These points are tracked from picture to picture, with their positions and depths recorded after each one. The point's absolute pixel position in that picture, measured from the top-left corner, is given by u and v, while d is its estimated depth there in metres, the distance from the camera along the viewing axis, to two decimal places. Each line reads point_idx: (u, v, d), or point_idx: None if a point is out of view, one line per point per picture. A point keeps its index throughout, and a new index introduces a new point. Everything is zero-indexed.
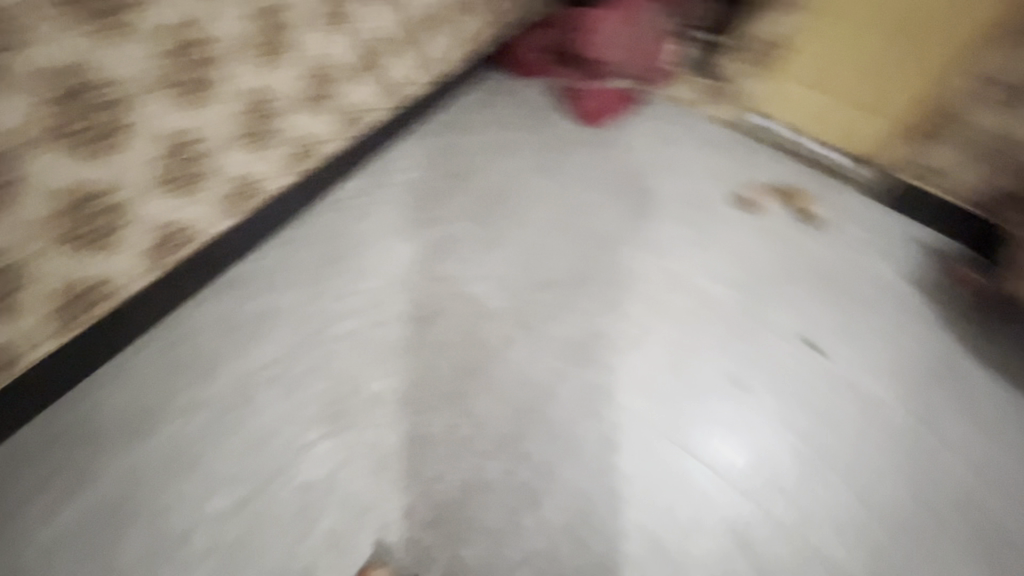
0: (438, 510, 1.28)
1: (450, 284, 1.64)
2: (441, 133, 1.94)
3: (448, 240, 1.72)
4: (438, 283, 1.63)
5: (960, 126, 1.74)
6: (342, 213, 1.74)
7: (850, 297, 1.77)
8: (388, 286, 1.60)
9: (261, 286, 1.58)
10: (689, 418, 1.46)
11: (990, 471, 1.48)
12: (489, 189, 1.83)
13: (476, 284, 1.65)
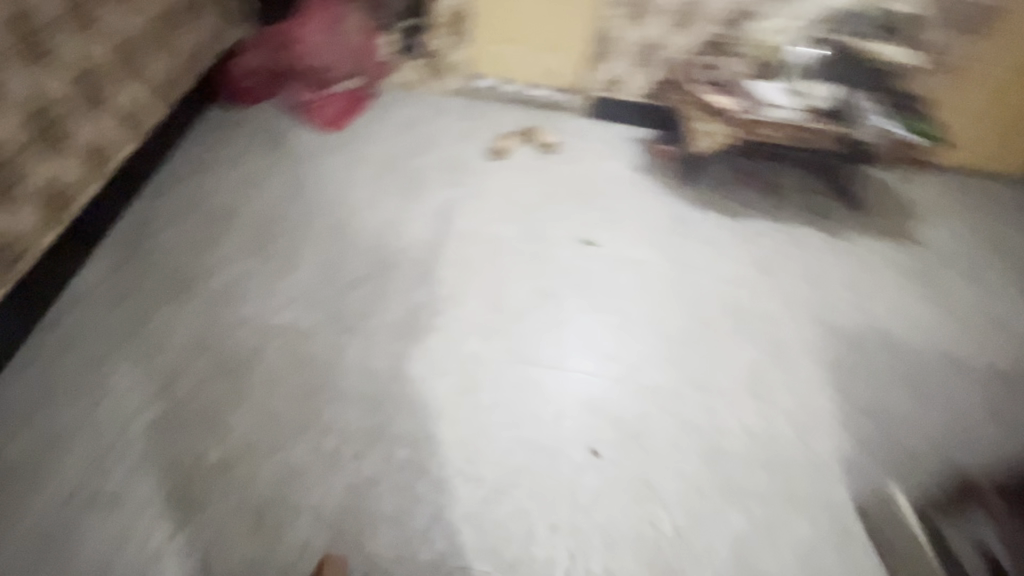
0: (339, 517, 1.25)
1: (268, 313, 1.58)
2: (200, 194, 1.86)
3: (240, 276, 1.66)
4: (258, 311, 1.59)
5: (617, 45, 2.38)
6: (102, 292, 1.58)
7: (595, 197, 2.21)
8: (187, 347, 1.49)
9: (42, 401, 1.35)
10: (520, 336, 1.67)
11: (728, 274, 1.98)
12: (269, 220, 1.83)
13: (288, 306, 1.61)
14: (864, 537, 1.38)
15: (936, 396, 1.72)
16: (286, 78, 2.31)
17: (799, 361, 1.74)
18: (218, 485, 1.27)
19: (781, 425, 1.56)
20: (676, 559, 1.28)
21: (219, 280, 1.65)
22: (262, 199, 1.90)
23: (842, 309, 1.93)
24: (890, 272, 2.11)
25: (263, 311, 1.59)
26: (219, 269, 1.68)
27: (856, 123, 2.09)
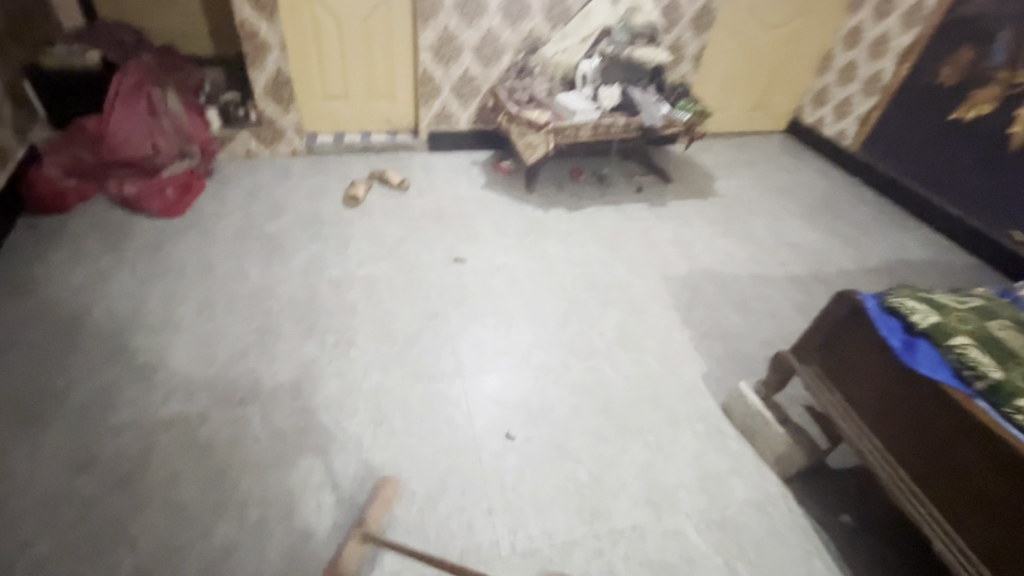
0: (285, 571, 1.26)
1: (150, 404, 1.53)
2: (41, 309, 1.77)
3: (108, 376, 1.59)
4: (135, 403, 1.53)
5: (435, 84, 2.72)
6: None
7: (452, 222, 2.44)
8: (59, 465, 1.38)
9: None
10: (416, 357, 1.78)
11: (580, 258, 2.31)
12: (128, 311, 1.80)
13: (172, 394, 1.57)
14: (734, 431, 1.67)
15: (756, 307, 2.16)
16: (114, 167, 2.28)
17: (652, 312, 2.08)
18: None
19: (652, 365, 1.85)
20: (599, 500, 1.46)
21: (84, 385, 1.56)
22: (115, 297, 1.84)
23: (673, 261, 2.36)
24: (698, 222, 2.66)
25: (144, 403, 1.53)
26: (82, 376, 1.59)
27: (646, 114, 2.49)
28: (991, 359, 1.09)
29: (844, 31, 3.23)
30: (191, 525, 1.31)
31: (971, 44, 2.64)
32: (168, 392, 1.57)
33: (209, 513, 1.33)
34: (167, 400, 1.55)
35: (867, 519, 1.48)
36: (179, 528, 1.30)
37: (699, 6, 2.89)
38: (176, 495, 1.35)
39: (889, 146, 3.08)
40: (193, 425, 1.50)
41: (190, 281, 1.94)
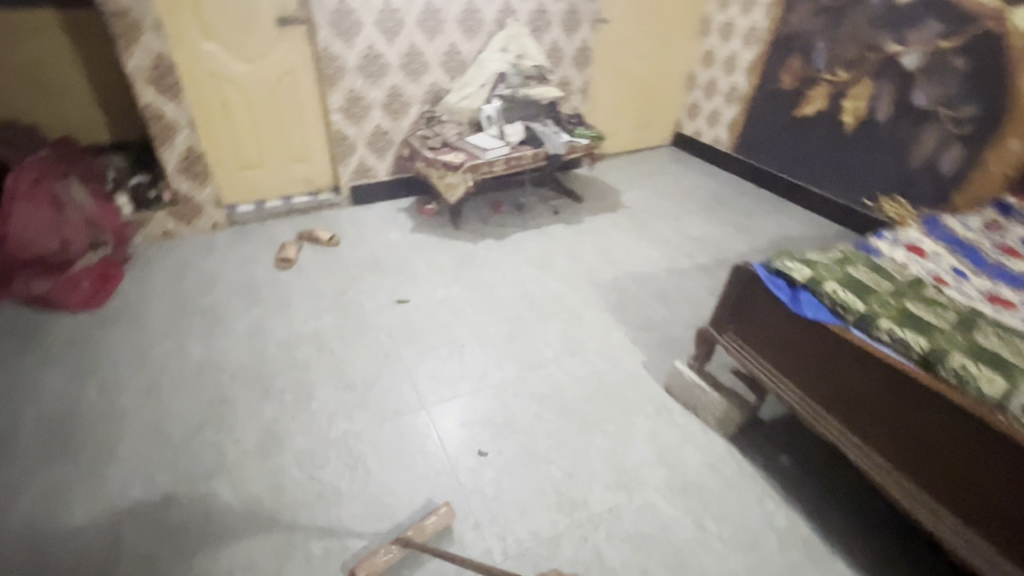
0: None
1: (106, 500, 1.49)
2: None
3: (52, 483, 1.52)
4: (90, 503, 1.48)
5: (350, 142, 2.85)
6: None
7: (389, 267, 2.53)
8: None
9: None
10: (378, 398, 1.83)
11: (515, 281, 2.47)
12: (62, 413, 1.73)
13: (130, 485, 1.52)
14: (679, 405, 1.86)
15: (676, 297, 2.42)
16: (22, 269, 2.17)
17: (588, 317, 2.28)
18: None
19: (597, 364, 2.03)
20: (574, 492, 1.56)
21: (27, 497, 1.49)
22: (44, 401, 1.76)
23: (598, 269, 2.59)
24: (614, 232, 2.93)
25: (99, 500, 1.49)
26: (21, 489, 1.51)
27: (549, 144, 2.76)
28: (854, 296, 1.35)
29: (700, 55, 3.78)
30: None
31: (797, 54, 3.19)
32: (124, 484, 1.52)
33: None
34: (125, 492, 1.50)
35: (803, 456, 1.69)
36: None
37: (577, 47, 3.28)
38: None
39: (754, 145, 3.58)
40: (158, 509, 1.46)
41: (127, 368, 1.89)
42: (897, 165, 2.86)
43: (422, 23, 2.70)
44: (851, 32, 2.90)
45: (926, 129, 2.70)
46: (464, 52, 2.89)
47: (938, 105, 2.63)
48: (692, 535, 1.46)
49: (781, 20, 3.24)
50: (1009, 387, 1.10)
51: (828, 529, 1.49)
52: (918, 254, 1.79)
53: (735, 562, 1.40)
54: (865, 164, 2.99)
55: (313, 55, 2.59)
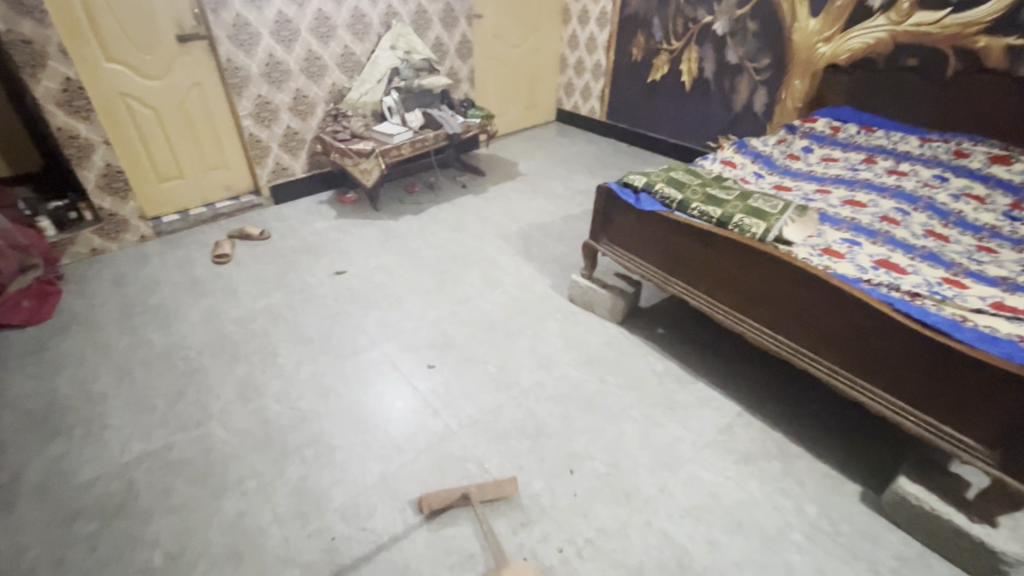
0: (296, 503, 1.57)
1: (113, 454, 1.70)
2: None
3: (53, 454, 1.70)
4: (96, 459, 1.69)
5: (263, 145, 3.10)
6: None
7: (322, 248, 2.83)
8: (47, 525, 1.51)
9: None
10: (335, 345, 2.16)
11: (437, 243, 2.88)
12: (43, 403, 1.89)
13: (130, 440, 1.75)
14: (579, 308, 2.37)
15: (571, 236, 2.95)
16: None
17: (502, 260, 2.73)
18: (178, 558, 1.43)
19: (514, 291, 2.49)
20: (508, 377, 2.00)
21: (33, 469, 1.66)
22: (21, 398, 1.91)
23: (506, 225, 3.07)
24: (515, 196, 3.41)
25: (105, 454, 1.70)
26: (26, 463, 1.68)
27: (447, 125, 3.14)
28: (675, 190, 1.91)
29: (566, 39, 4.37)
30: (200, 510, 1.55)
31: (640, 31, 3.85)
32: (125, 441, 1.74)
33: (212, 497, 1.58)
34: (128, 445, 1.73)
35: (672, 323, 2.25)
36: (191, 514, 1.53)
37: (458, 41, 3.72)
38: (177, 499, 1.58)
39: (622, 110, 4.23)
40: (163, 452, 1.71)
41: (94, 362, 2.07)
42: (726, 110, 3.59)
43: (315, 30, 3.01)
44: (677, 9, 3.59)
45: (739, 81, 3.44)
46: (358, 53, 3.23)
47: (744, 59, 3.37)
48: (597, 387, 1.96)
49: (623, 4, 3.88)
50: (766, 226, 1.69)
51: (690, 364, 2.04)
52: (729, 165, 2.43)
53: (629, 396, 1.92)
54: (703, 114, 3.71)
55: (216, 67, 2.82)
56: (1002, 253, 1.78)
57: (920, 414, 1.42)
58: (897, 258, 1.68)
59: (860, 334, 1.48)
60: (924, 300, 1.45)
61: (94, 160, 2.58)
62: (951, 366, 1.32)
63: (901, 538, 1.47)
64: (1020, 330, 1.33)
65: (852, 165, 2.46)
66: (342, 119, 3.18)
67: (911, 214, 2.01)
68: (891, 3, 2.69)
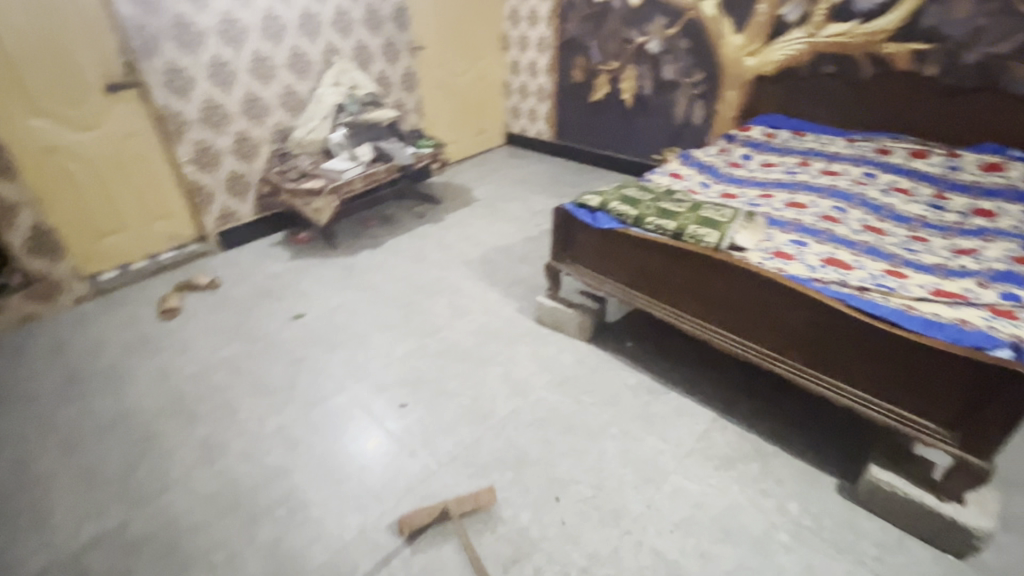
0: (272, 568, 1.47)
1: (61, 540, 1.55)
2: None
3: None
4: (41, 549, 1.53)
5: (207, 191, 3.00)
6: None
7: (279, 292, 2.73)
8: None
9: None
10: (300, 392, 2.07)
11: (399, 276, 2.83)
12: None
13: (79, 523, 1.60)
14: (548, 329, 2.37)
15: (532, 257, 2.97)
16: None
17: (466, 287, 2.71)
18: None
19: (482, 318, 2.47)
20: (484, 408, 1.97)
21: None
22: None
23: (467, 251, 3.06)
24: (474, 222, 3.41)
25: (52, 541, 1.55)
26: None
27: (399, 157, 3.14)
28: (629, 207, 1.96)
29: (508, 65, 4.47)
30: None
31: (579, 54, 3.99)
32: (73, 524, 1.60)
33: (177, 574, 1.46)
34: (77, 529, 1.58)
35: (640, 336, 2.28)
36: None
37: (402, 73, 3.74)
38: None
39: (569, 130, 4.33)
40: (118, 531, 1.57)
41: (32, 439, 1.90)
42: (667, 124, 3.73)
43: (254, 71, 2.95)
44: (611, 31, 3.74)
45: (677, 95, 3.60)
46: (301, 91, 3.19)
47: (679, 75, 3.53)
48: (574, 407, 1.95)
49: (560, 29, 4.02)
50: (719, 234, 1.75)
51: (662, 375, 2.07)
52: (677, 177, 2.52)
53: (606, 413, 1.92)
54: (647, 129, 3.85)
55: (151, 115, 2.70)
56: (933, 241, 1.91)
57: (882, 402, 1.48)
58: (843, 255, 1.76)
59: (819, 332, 1.54)
60: (872, 293, 1.53)
61: (20, 219, 2.43)
62: (905, 354, 1.38)
63: (879, 525, 1.51)
64: (961, 314, 1.42)
65: (789, 168, 2.60)
66: (289, 158, 3.11)
67: (849, 211, 2.14)
68: (806, 17, 2.91)
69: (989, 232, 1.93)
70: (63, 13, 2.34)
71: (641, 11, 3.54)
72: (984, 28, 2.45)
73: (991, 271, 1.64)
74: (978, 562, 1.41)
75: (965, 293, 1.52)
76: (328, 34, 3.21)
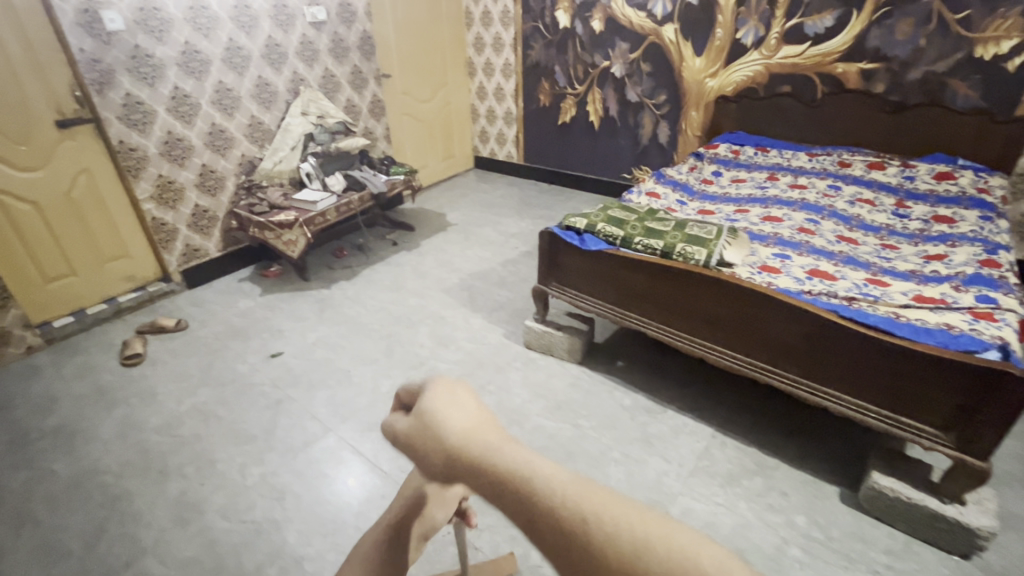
0: None
1: None
2: None
3: None
4: None
5: (169, 228, 2.86)
6: None
7: (251, 330, 2.59)
8: None
9: None
10: (282, 437, 1.95)
11: (378, 306, 2.75)
12: None
13: None
14: (537, 354, 2.33)
15: (512, 280, 2.95)
16: None
17: (449, 315, 2.66)
18: None
19: (468, 346, 2.41)
20: None
21: None
22: None
23: (445, 277, 3.01)
24: (449, 247, 3.37)
25: None
26: None
27: (372, 185, 3.08)
28: (616, 227, 1.97)
29: (474, 91, 4.51)
30: None
31: (544, 78, 4.06)
32: None
33: None
34: None
35: (630, 355, 2.27)
36: None
37: (370, 101, 3.71)
38: None
39: (538, 152, 4.38)
40: None
41: None
42: (635, 144, 3.83)
43: (217, 102, 2.85)
44: (575, 56, 3.83)
45: (643, 116, 3.70)
46: (266, 121, 3.10)
47: (644, 97, 3.64)
48: (572, 433, 1.91)
49: (524, 54, 4.08)
50: (707, 251, 1.78)
51: (656, 393, 2.06)
52: (654, 196, 2.56)
53: (605, 437, 1.89)
54: (615, 150, 3.94)
55: (107, 150, 2.56)
56: (903, 248, 2.00)
57: (879, 410, 1.51)
58: (825, 267, 1.82)
59: (813, 343, 1.57)
60: (860, 303, 1.58)
61: None
62: (899, 361, 1.42)
63: (886, 532, 1.53)
64: (945, 319, 1.47)
65: (758, 183, 2.69)
66: (256, 190, 3.00)
67: (821, 223, 2.21)
68: (760, 40, 3.06)
69: (952, 238, 2.03)
70: (8, 45, 2.19)
71: (603, 36, 3.64)
72: (923, 48, 2.64)
73: (963, 275, 1.73)
74: (982, 562, 1.44)
75: (944, 298, 1.58)
76: (293, 63, 3.15)
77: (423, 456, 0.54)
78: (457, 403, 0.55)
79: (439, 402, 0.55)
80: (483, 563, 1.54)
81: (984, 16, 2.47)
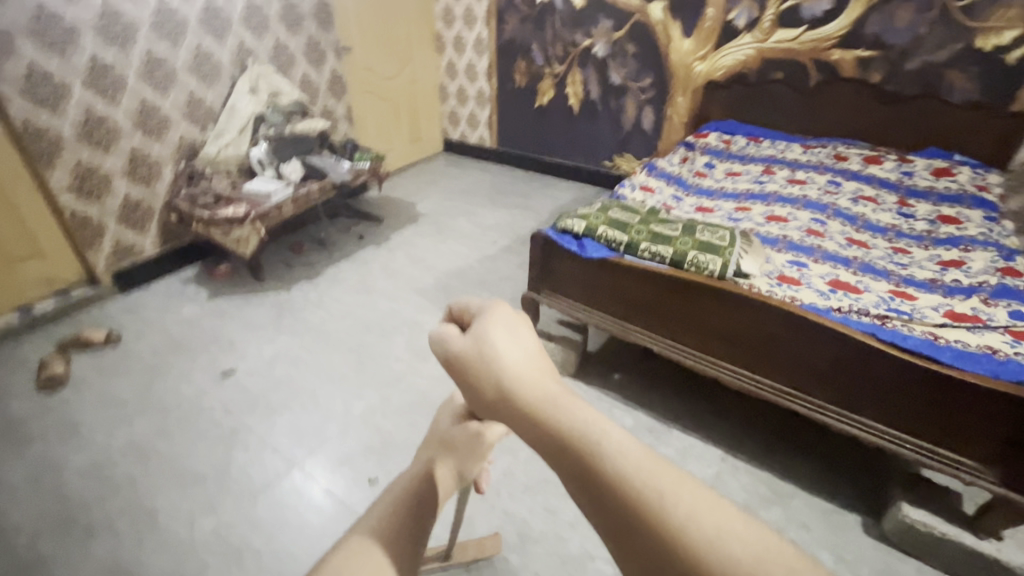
0: None
1: None
2: None
3: None
4: None
5: (93, 223, 2.45)
6: None
7: (198, 343, 2.26)
8: None
9: None
10: (238, 477, 1.67)
11: (344, 313, 2.45)
12: None
13: None
14: None
15: (492, 279, 2.71)
16: None
17: (426, 321, 2.41)
18: None
19: None
20: None
21: None
22: None
23: (419, 277, 2.74)
24: (421, 242, 3.09)
25: None
26: None
27: (333, 173, 2.74)
28: (618, 231, 1.77)
29: (443, 68, 4.16)
30: None
31: (520, 56, 3.76)
32: None
33: None
34: None
35: (628, 366, 2.10)
36: None
37: (329, 77, 3.33)
38: None
39: (513, 136, 4.11)
40: None
41: None
42: (617, 130, 3.61)
43: (147, 76, 2.44)
44: (555, 33, 3.55)
45: (627, 101, 3.48)
46: (208, 99, 2.70)
47: (628, 80, 3.41)
48: None
49: (499, 29, 3.77)
50: (722, 261, 1.60)
51: (658, 411, 1.90)
52: (649, 191, 2.36)
53: None
54: (596, 135, 3.71)
55: (7, 132, 2.13)
56: (915, 253, 1.88)
57: (914, 439, 1.38)
58: (844, 276, 1.68)
59: (844, 366, 1.42)
60: (893, 322, 1.44)
61: None
62: (942, 390, 1.28)
63: (914, 567, 1.42)
64: (985, 340, 1.36)
65: (755, 177, 2.53)
66: (199, 179, 2.62)
67: (828, 223, 2.08)
68: (754, 22, 2.88)
69: (963, 241, 1.94)
70: None
71: (585, 12, 3.37)
72: (924, 37, 2.52)
73: (988, 286, 1.62)
74: None
75: (977, 314, 1.46)
76: (238, 32, 2.74)
77: (471, 381, 0.46)
78: (512, 334, 0.46)
79: (500, 336, 0.45)
80: (466, 543, 1.46)
81: (987, 5, 2.36)
